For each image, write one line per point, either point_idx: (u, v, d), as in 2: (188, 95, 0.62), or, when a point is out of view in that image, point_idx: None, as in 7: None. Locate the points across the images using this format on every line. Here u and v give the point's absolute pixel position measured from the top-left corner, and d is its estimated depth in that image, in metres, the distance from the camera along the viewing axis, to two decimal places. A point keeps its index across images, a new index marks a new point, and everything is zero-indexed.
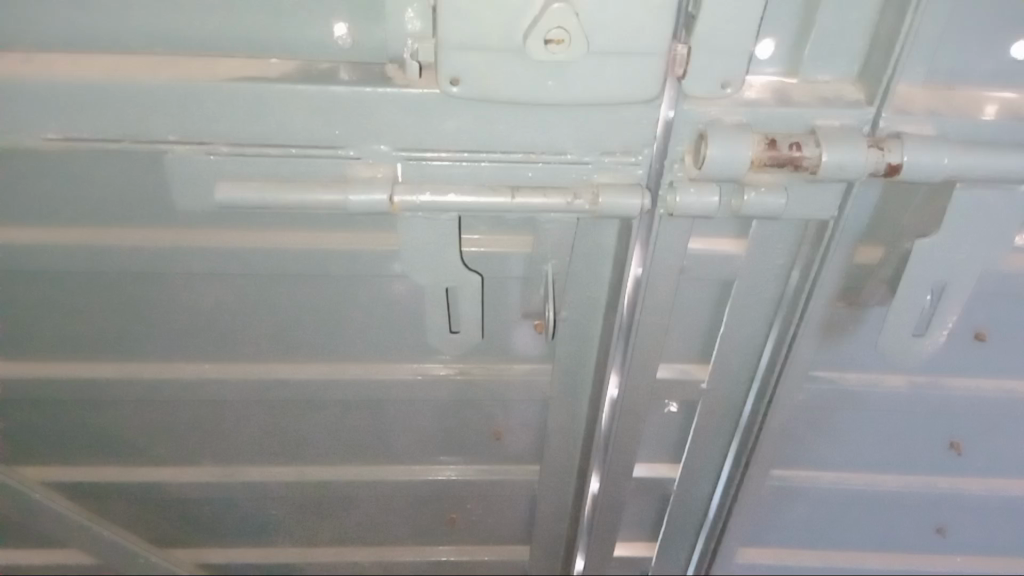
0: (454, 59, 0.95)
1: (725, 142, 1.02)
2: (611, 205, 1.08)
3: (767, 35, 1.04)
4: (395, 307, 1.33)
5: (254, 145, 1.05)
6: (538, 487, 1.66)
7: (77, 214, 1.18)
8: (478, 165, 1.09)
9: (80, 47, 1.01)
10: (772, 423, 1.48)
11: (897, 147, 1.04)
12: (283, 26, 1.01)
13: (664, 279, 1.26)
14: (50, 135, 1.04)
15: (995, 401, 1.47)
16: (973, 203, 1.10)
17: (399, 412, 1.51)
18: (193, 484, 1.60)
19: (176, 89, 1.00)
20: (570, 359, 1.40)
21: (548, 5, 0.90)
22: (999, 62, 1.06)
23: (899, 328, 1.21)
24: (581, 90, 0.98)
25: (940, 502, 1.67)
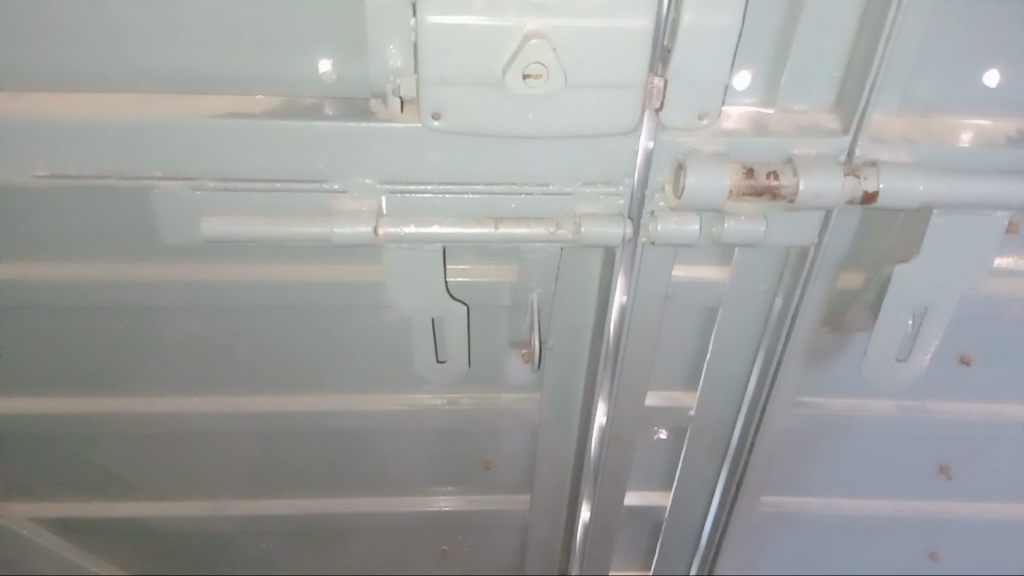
0: (435, 93, 0.97)
1: (702, 172, 1.04)
2: (593, 234, 1.09)
3: (743, 67, 1.06)
4: (383, 338, 1.34)
5: (240, 179, 1.07)
6: (529, 516, 1.66)
7: (66, 249, 1.19)
8: (462, 197, 1.11)
9: (68, 86, 1.03)
10: (760, 449, 1.48)
11: (873, 174, 1.05)
12: (269, 62, 1.03)
13: (648, 306, 1.27)
14: (38, 171, 1.05)
15: (983, 425, 1.47)
16: (950, 229, 1.12)
17: (388, 442, 1.51)
18: (182, 519, 1.59)
19: (162, 125, 1.02)
20: (558, 386, 1.41)
21: (526, 40, 0.92)
22: (972, 90, 1.08)
23: (879, 354, 1.23)
24: (559, 122, 1.00)
25: (932, 527, 1.67)
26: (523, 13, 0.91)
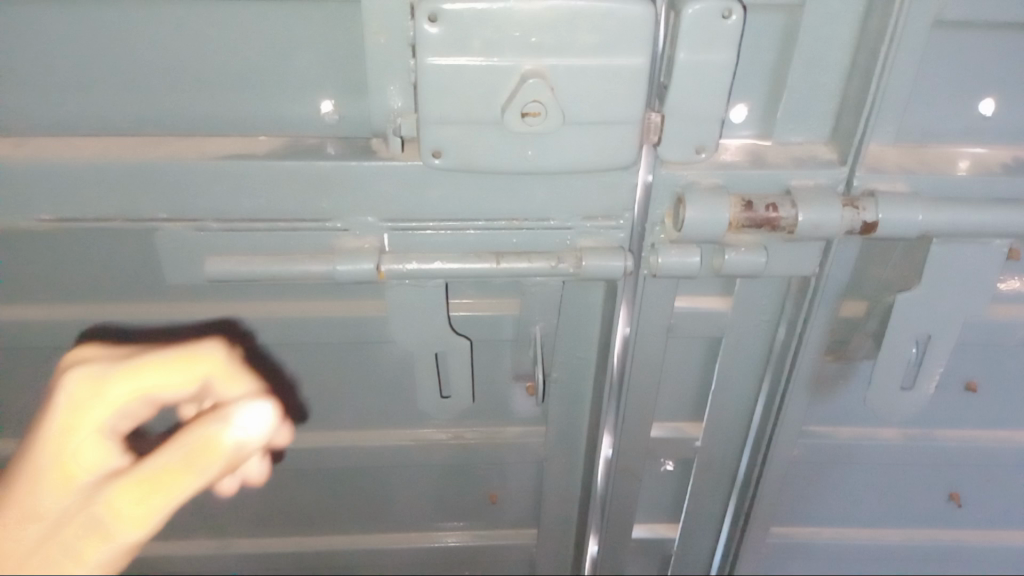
0: (435, 133, 0.98)
1: (702, 206, 1.05)
2: (595, 267, 1.10)
3: (740, 101, 1.07)
4: (387, 372, 1.35)
5: (243, 220, 1.08)
6: (536, 551, 1.64)
7: (71, 291, 1.20)
8: (464, 234, 1.11)
9: (73, 131, 1.05)
10: (768, 480, 1.47)
11: (872, 205, 1.06)
12: (271, 103, 1.05)
13: (651, 338, 1.27)
14: (44, 216, 1.07)
15: (992, 452, 1.46)
16: (951, 256, 1.12)
17: (394, 477, 1.51)
18: (185, 558, 1.59)
19: (165, 168, 1.03)
20: (563, 419, 1.41)
21: (524, 80, 0.93)
22: (967, 119, 1.10)
23: (884, 383, 1.23)
24: (558, 159, 1.01)
25: (946, 557, 1.64)
26: (521, 54, 0.92)
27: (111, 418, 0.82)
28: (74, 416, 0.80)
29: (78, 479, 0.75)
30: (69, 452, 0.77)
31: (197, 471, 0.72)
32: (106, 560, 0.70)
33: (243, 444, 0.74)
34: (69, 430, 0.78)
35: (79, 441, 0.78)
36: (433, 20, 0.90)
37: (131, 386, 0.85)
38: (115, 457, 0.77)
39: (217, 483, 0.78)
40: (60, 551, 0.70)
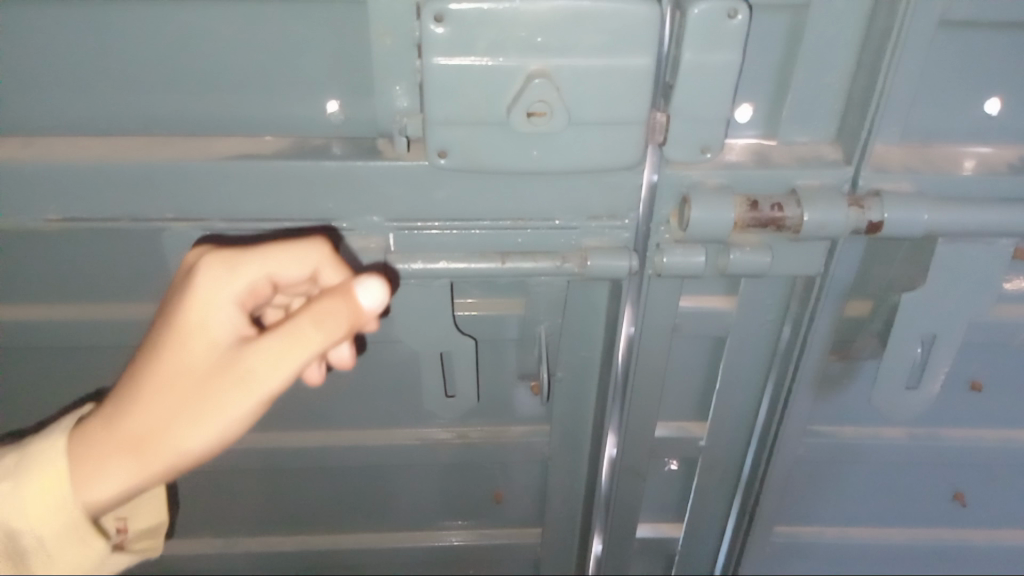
0: (440, 133, 0.98)
1: (707, 206, 1.05)
2: (600, 267, 1.11)
3: (745, 101, 1.07)
4: (392, 372, 1.35)
5: (249, 220, 1.09)
6: (540, 550, 1.64)
7: (77, 291, 1.20)
8: (469, 234, 1.11)
9: (80, 132, 1.05)
10: (773, 480, 1.47)
11: (877, 205, 1.06)
12: (277, 104, 1.05)
13: (656, 337, 1.27)
14: (50, 217, 1.07)
15: (997, 451, 1.46)
16: (956, 256, 1.12)
17: (399, 477, 1.51)
18: (191, 557, 1.59)
19: (172, 168, 1.04)
20: (568, 419, 1.41)
21: (529, 80, 0.94)
22: (973, 119, 1.09)
23: (888, 382, 1.23)
24: (563, 159, 1.01)
25: (951, 557, 1.64)
26: (527, 54, 0.92)
27: (228, 302, 0.80)
28: (196, 301, 0.79)
29: (196, 352, 0.77)
30: (187, 334, 0.78)
31: (312, 340, 0.75)
32: (241, 412, 0.76)
33: (361, 312, 0.78)
34: (189, 310, 0.79)
35: (194, 324, 0.78)
36: (438, 20, 0.90)
37: (258, 276, 0.83)
38: (223, 331, 0.78)
39: (303, 375, 0.94)
40: (209, 409, 0.76)
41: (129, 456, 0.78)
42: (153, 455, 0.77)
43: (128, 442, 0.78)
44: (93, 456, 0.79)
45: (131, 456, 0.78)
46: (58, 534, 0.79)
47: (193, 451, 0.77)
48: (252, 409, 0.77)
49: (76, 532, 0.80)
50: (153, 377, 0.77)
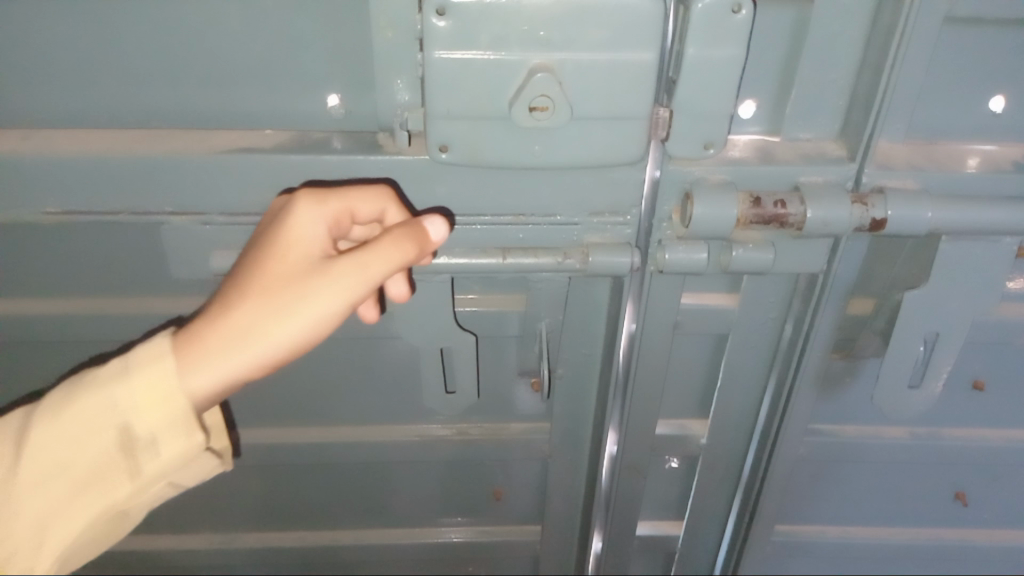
0: (442, 128, 0.98)
1: (710, 202, 1.04)
2: (601, 263, 1.10)
3: (748, 97, 1.07)
4: (392, 368, 1.35)
5: (249, 214, 1.08)
6: (540, 548, 1.63)
7: (76, 284, 1.20)
8: (470, 229, 1.11)
9: (79, 124, 1.05)
10: (773, 478, 1.47)
11: (881, 202, 1.06)
12: (277, 97, 1.04)
13: (658, 335, 1.27)
14: (49, 209, 1.06)
15: (998, 451, 1.45)
16: (960, 254, 1.12)
17: (399, 473, 1.51)
18: (189, 553, 1.59)
19: (171, 162, 1.03)
20: (568, 416, 1.40)
21: (532, 74, 0.93)
22: (977, 117, 1.09)
23: (891, 381, 1.22)
24: (566, 154, 1.01)
25: (952, 557, 1.64)
26: (530, 48, 0.92)
27: (327, 206, 0.78)
28: (293, 208, 0.77)
29: (297, 251, 0.75)
30: (289, 236, 0.75)
31: (407, 250, 0.75)
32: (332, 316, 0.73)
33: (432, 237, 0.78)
34: (288, 217, 0.77)
35: (297, 226, 0.76)
36: (440, 14, 0.90)
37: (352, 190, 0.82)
38: (320, 232, 0.76)
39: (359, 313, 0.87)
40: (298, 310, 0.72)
41: (231, 347, 0.71)
42: (260, 344, 0.72)
43: (230, 333, 0.72)
44: (189, 356, 0.71)
45: (233, 349, 0.72)
46: (152, 435, 0.70)
47: (291, 342, 0.72)
48: (362, 293, 0.74)
49: (171, 430, 0.70)
50: (259, 275, 0.73)
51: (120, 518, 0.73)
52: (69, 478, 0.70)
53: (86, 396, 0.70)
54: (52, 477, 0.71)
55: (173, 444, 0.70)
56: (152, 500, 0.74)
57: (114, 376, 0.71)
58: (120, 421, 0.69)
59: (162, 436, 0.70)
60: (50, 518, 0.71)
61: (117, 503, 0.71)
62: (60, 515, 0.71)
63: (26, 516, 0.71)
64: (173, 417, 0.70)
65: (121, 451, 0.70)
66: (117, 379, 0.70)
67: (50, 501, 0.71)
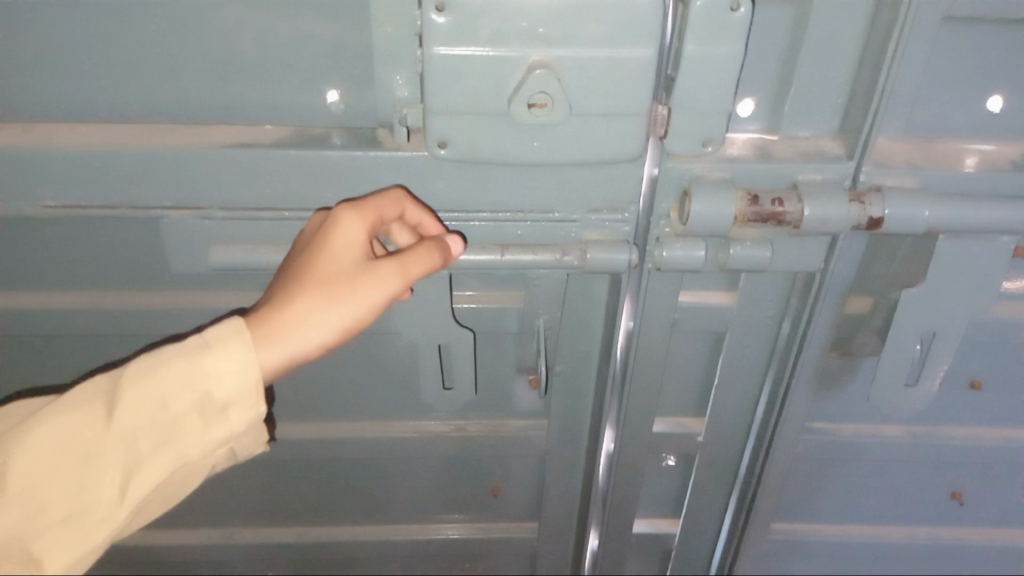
0: (441, 124, 0.98)
1: (708, 200, 1.04)
2: (599, 260, 1.11)
3: (747, 95, 1.07)
4: (391, 364, 1.35)
5: (248, 209, 1.08)
6: (537, 545, 1.64)
7: (76, 278, 1.20)
8: (469, 225, 1.11)
9: (79, 118, 1.05)
10: (770, 476, 1.47)
11: (878, 200, 1.06)
12: (277, 93, 1.05)
13: (655, 332, 1.27)
14: (49, 203, 1.06)
15: (995, 450, 1.46)
16: (957, 253, 1.12)
17: (396, 469, 1.51)
18: (187, 547, 1.59)
19: (172, 156, 1.03)
20: (566, 413, 1.41)
21: (531, 71, 0.93)
22: (976, 116, 1.09)
23: (887, 380, 1.23)
24: (564, 151, 1.01)
25: (948, 556, 1.64)
26: (529, 44, 0.92)
27: (366, 211, 0.88)
28: (334, 214, 0.86)
29: (350, 250, 0.84)
30: (336, 237, 0.84)
31: (438, 256, 0.89)
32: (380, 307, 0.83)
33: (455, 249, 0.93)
34: (331, 221, 0.86)
35: (343, 227, 0.85)
36: (440, 10, 0.90)
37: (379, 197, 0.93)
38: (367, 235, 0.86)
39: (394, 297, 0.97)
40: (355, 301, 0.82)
41: (297, 330, 0.79)
42: (323, 329, 0.80)
43: (297, 317, 0.80)
44: (260, 338, 0.78)
45: (300, 334, 0.79)
46: (228, 401, 0.76)
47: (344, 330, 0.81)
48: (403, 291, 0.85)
49: (245, 400, 0.77)
50: (317, 270, 0.82)
51: (184, 478, 0.77)
52: (152, 435, 0.74)
53: (171, 364, 0.74)
54: (135, 434, 0.74)
55: (246, 410, 0.77)
56: (208, 466, 0.79)
57: (196, 347, 0.76)
58: (206, 386, 0.75)
59: (238, 401, 0.76)
60: (131, 472, 0.74)
61: (191, 460, 0.76)
62: (139, 470, 0.74)
63: (106, 471, 0.73)
64: (249, 387, 0.76)
65: (199, 414, 0.75)
66: (198, 350, 0.75)
67: (132, 456, 0.74)
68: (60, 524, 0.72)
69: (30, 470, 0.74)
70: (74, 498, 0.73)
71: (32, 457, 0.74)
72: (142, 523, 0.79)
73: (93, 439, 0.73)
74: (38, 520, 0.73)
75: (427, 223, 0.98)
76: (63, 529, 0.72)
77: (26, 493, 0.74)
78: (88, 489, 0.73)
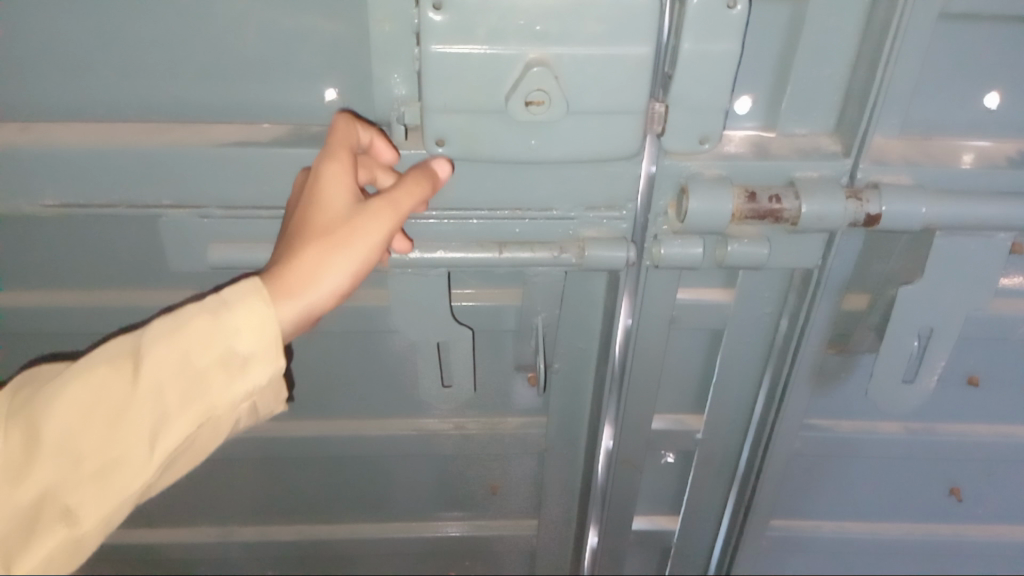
0: (439, 122, 0.98)
1: (706, 197, 1.05)
2: (597, 257, 1.11)
3: (744, 92, 1.07)
4: (389, 362, 1.35)
5: (247, 207, 1.08)
6: (536, 542, 1.64)
7: (75, 278, 1.20)
8: (467, 223, 1.11)
9: (77, 117, 1.05)
10: (769, 473, 1.47)
11: (875, 197, 1.06)
12: (275, 91, 1.05)
13: (653, 329, 1.27)
14: (48, 202, 1.07)
15: (993, 446, 1.46)
16: (954, 249, 1.12)
17: (395, 467, 1.51)
18: (186, 546, 1.59)
19: (170, 154, 1.04)
20: (564, 410, 1.41)
21: (528, 68, 0.93)
22: (972, 113, 1.09)
23: (885, 376, 1.23)
24: (562, 148, 1.01)
25: (946, 552, 1.64)
26: (526, 42, 0.92)
27: (346, 150, 0.86)
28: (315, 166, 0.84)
29: (342, 197, 0.83)
30: (325, 187, 0.83)
31: (427, 185, 0.89)
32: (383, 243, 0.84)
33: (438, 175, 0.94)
34: (316, 172, 0.84)
35: (331, 177, 0.83)
36: (437, 8, 0.90)
37: (341, 126, 0.89)
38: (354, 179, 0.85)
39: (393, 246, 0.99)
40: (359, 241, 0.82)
41: (308, 282, 0.79)
42: (337, 278, 0.80)
43: (305, 270, 0.79)
44: (277, 294, 0.78)
45: (316, 284, 0.79)
46: (249, 355, 0.75)
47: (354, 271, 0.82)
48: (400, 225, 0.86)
49: (266, 353, 0.76)
50: (318, 223, 0.81)
51: (212, 431, 0.77)
52: (178, 390, 0.74)
53: (192, 322, 0.74)
54: (160, 389, 0.73)
55: (269, 364, 0.76)
56: (232, 421, 0.79)
57: (216, 306, 0.75)
58: (229, 343, 0.75)
59: (258, 356, 0.76)
60: (161, 425, 0.74)
61: (217, 414, 0.76)
62: (168, 424, 0.74)
63: (138, 425, 0.73)
64: (271, 339, 0.76)
65: (222, 368, 0.75)
66: (216, 308, 0.75)
67: (160, 411, 0.73)
68: (94, 477, 0.73)
69: (60, 424, 0.73)
70: (109, 447, 0.73)
71: (63, 411, 0.73)
72: (174, 479, 0.80)
73: (121, 393, 0.73)
74: (71, 473, 0.73)
75: (376, 139, 0.95)
76: (98, 481, 0.74)
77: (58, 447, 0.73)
78: (118, 444, 0.73)
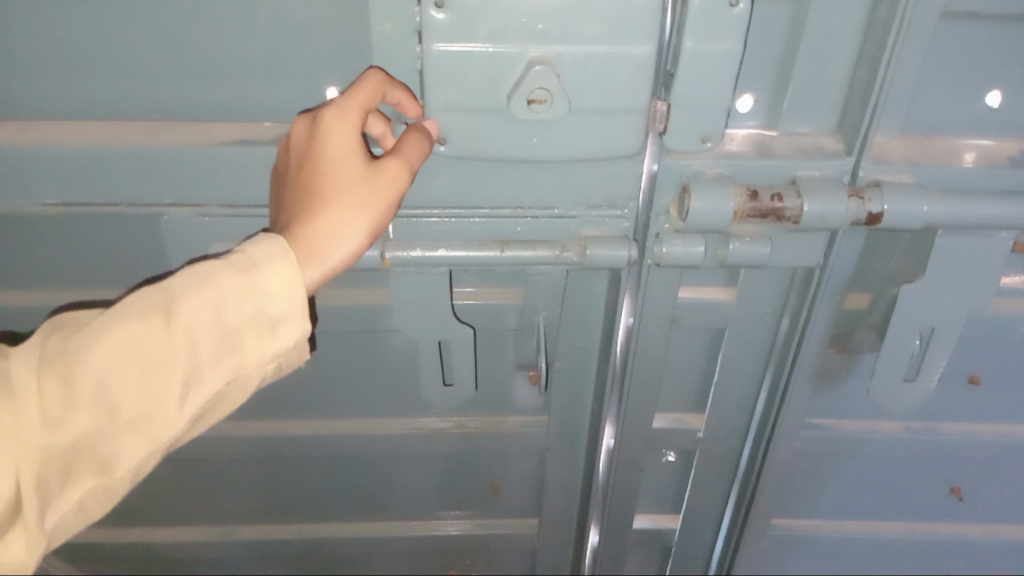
0: (440, 121, 0.98)
1: (708, 196, 1.05)
2: (599, 256, 1.10)
3: (745, 91, 1.07)
4: (390, 361, 1.35)
5: (248, 206, 1.09)
6: (537, 541, 1.64)
7: (76, 277, 1.20)
8: (469, 222, 1.11)
9: (78, 116, 1.05)
10: (769, 473, 1.47)
11: (877, 196, 1.06)
12: (276, 90, 1.05)
13: (654, 328, 1.27)
14: (48, 201, 1.07)
15: (993, 445, 1.46)
16: (956, 249, 1.12)
17: (396, 467, 1.51)
18: (187, 545, 1.59)
19: (171, 153, 1.04)
20: (566, 409, 1.41)
21: (530, 67, 0.93)
22: (974, 112, 1.09)
23: (886, 376, 1.23)
24: (563, 147, 1.01)
25: (946, 551, 1.64)
26: (528, 40, 0.92)
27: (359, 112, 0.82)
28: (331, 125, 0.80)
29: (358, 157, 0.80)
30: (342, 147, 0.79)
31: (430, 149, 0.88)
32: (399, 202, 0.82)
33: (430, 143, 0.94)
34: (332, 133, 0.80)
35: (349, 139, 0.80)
36: (439, 7, 0.90)
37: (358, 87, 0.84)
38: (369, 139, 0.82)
39: None
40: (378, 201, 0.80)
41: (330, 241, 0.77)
42: (357, 239, 0.78)
43: (326, 231, 0.77)
44: (303, 256, 0.75)
45: (339, 245, 0.77)
46: (280, 317, 0.73)
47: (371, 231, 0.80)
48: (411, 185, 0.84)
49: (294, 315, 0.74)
50: (336, 185, 0.78)
51: (238, 391, 0.74)
52: (213, 345, 0.71)
53: (225, 278, 0.70)
54: (196, 342, 0.70)
55: (298, 326, 0.74)
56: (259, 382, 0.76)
57: (247, 264, 0.72)
58: (261, 302, 0.72)
59: (288, 317, 0.73)
60: (193, 381, 0.70)
61: (247, 373, 0.73)
62: (200, 380, 0.71)
63: (171, 379, 0.69)
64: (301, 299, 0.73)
65: (255, 327, 0.72)
66: (246, 266, 0.72)
67: (193, 365, 0.70)
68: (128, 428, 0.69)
69: (98, 369, 0.68)
70: (141, 401, 0.69)
71: (98, 360, 0.67)
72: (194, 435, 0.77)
73: (159, 346, 0.69)
74: (105, 424, 0.68)
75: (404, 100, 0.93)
76: (132, 433, 0.69)
77: (92, 398, 0.67)
78: (150, 396, 0.69)
